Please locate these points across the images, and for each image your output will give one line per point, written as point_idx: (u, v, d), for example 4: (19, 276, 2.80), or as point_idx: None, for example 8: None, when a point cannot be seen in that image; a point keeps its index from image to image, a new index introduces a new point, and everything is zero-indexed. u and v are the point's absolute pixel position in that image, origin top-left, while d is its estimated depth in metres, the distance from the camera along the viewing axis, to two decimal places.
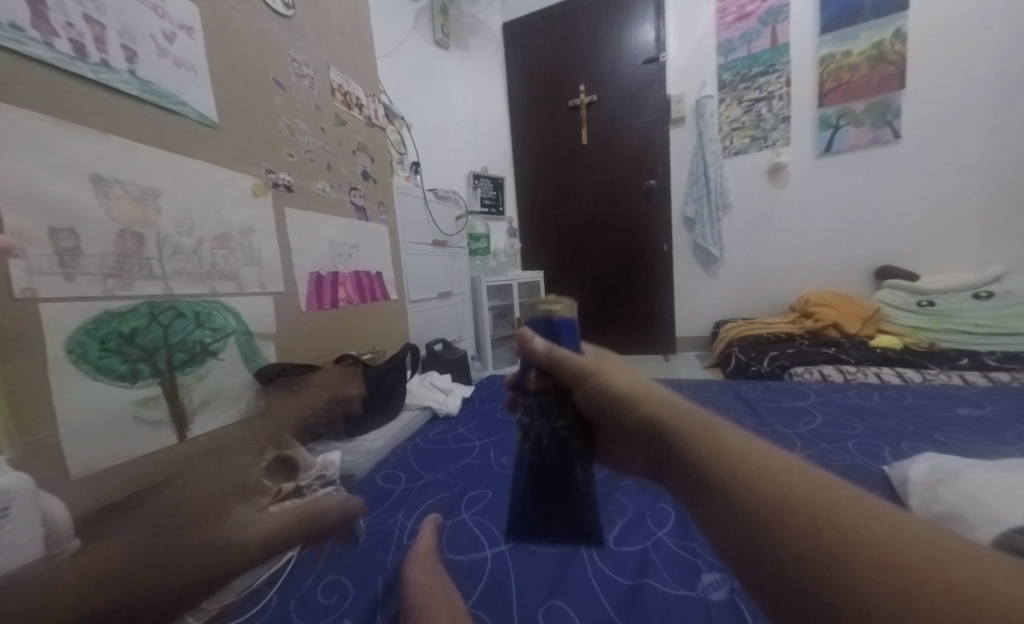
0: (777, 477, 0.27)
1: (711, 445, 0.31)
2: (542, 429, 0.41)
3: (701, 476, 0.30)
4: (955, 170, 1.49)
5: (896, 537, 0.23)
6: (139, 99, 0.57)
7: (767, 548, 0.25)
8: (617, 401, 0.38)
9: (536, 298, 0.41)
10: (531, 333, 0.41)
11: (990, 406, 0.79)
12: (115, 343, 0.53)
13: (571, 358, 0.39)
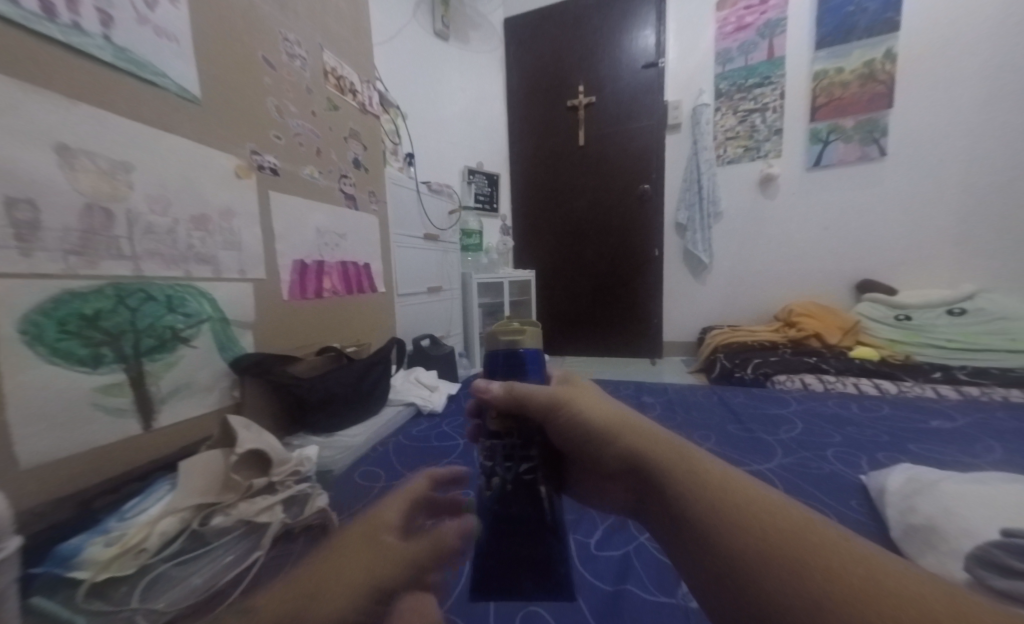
0: (759, 516, 0.25)
1: (693, 479, 0.29)
2: (504, 476, 0.35)
3: (681, 513, 0.28)
4: (938, 190, 1.52)
5: (890, 587, 0.20)
6: (114, 66, 0.54)
7: (751, 599, 0.23)
8: (593, 432, 0.35)
9: (498, 326, 0.38)
10: (492, 367, 0.37)
11: (962, 419, 0.81)
12: (76, 326, 0.50)
13: (534, 392, 0.35)
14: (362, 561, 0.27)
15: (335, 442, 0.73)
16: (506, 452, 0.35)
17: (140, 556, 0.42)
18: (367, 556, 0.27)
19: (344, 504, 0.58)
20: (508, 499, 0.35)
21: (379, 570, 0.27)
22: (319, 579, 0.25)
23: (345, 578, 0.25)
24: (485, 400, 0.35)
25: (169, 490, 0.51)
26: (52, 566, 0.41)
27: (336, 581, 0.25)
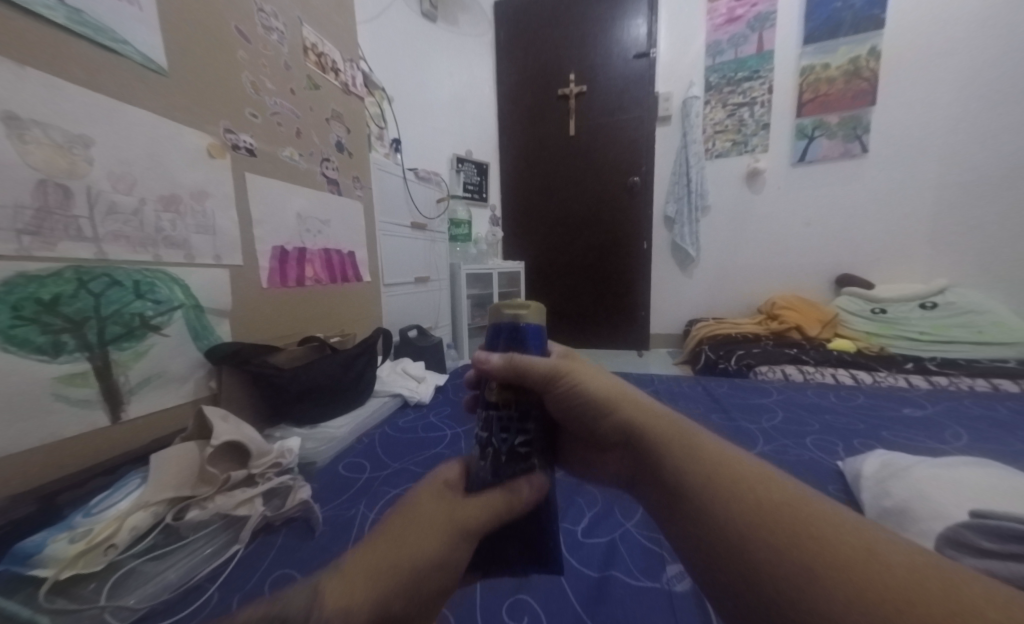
0: (754, 490, 0.26)
1: (690, 451, 0.29)
2: (497, 450, 0.32)
3: (675, 486, 0.28)
4: (916, 188, 1.56)
5: (875, 557, 0.21)
6: (68, 30, 0.50)
7: (739, 566, 0.24)
8: (592, 405, 0.35)
9: (502, 302, 0.34)
10: (492, 342, 0.34)
11: (931, 407, 0.84)
12: (32, 311, 0.47)
13: (536, 363, 0.32)
14: (429, 510, 0.31)
15: (318, 433, 0.71)
16: (502, 427, 0.32)
17: (109, 552, 0.40)
18: (432, 506, 0.31)
19: (327, 495, 0.56)
20: (501, 478, 0.32)
21: (443, 514, 0.30)
22: (394, 528, 0.30)
23: (417, 522, 0.30)
24: (484, 371, 0.33)
25: (140, 483, 0.49)
26: (11, 565, 0.38)
27: (408, 525, 0.30)
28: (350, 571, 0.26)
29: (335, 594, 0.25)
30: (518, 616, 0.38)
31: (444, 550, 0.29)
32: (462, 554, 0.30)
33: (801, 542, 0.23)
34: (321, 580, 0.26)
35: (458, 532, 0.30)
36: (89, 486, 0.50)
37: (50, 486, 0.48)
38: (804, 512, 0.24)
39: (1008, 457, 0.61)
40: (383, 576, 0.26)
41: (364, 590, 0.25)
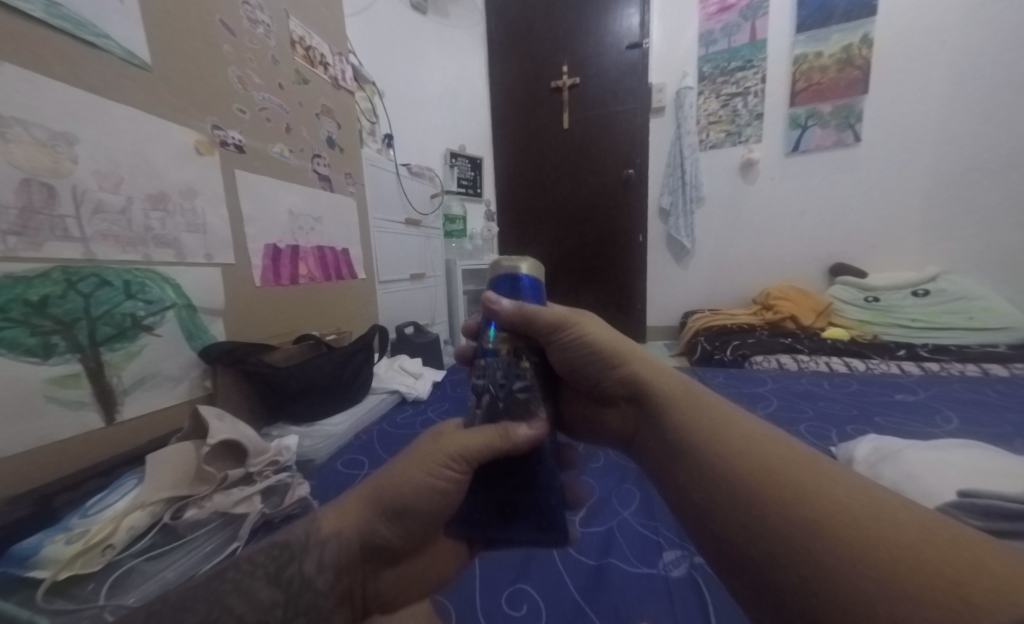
0: (762, 454, 0.30)
1: (705, 423, 0.34)
2: (498, 392, 0.37)
3: (692, 451, 0.33)
4: (908, 176, 1.56)
5: (865, 508, 0.25)
6: (47, 24, 0.49)
7: (744, 516, 0.28)
8: (604, 363, 0.42)
9: (500, 256, 0.39)
10: (494, 291, 0.39)
11: (923, 392, 0.85)
12: (20, 312, 0.47)
13: (538, 312, 0.38)
14: (413, 449, 0.37)
15: (316, 430, 0.71)
16: (502, 373, 0.37)
17: (107, 553, 0.40)
18: (416, 446, 0.37)
19: (326, 492, 0.56)
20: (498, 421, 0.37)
21: (421, 451, 0.36)
22: (385, 466, 0.38)
23: (400, 460, 0.37)
24: (494, 313, 0.38)
25: (137, 483, 0.48)
26: (8, 567, 0.38)
27: (393, 462, 0.37)
28: (347, 502, 0.36)
29: (331, 520, 0.34)
30: (517, 605, 0.39)
31: (421, 480, 0.35)
32: (443, 480, 0.35)
33: (797, 499, 0.27)
34: (324, 511, 0.35)
35: (436, 463, 0.35)
36: (85, 488, 0.49)
37: (47, 488, 0.48)
38: (807, 475, 0.28)
39: (997, 439, 0.62)
40: (370, 503, 0.35)
41: (354, 514, 0.35)
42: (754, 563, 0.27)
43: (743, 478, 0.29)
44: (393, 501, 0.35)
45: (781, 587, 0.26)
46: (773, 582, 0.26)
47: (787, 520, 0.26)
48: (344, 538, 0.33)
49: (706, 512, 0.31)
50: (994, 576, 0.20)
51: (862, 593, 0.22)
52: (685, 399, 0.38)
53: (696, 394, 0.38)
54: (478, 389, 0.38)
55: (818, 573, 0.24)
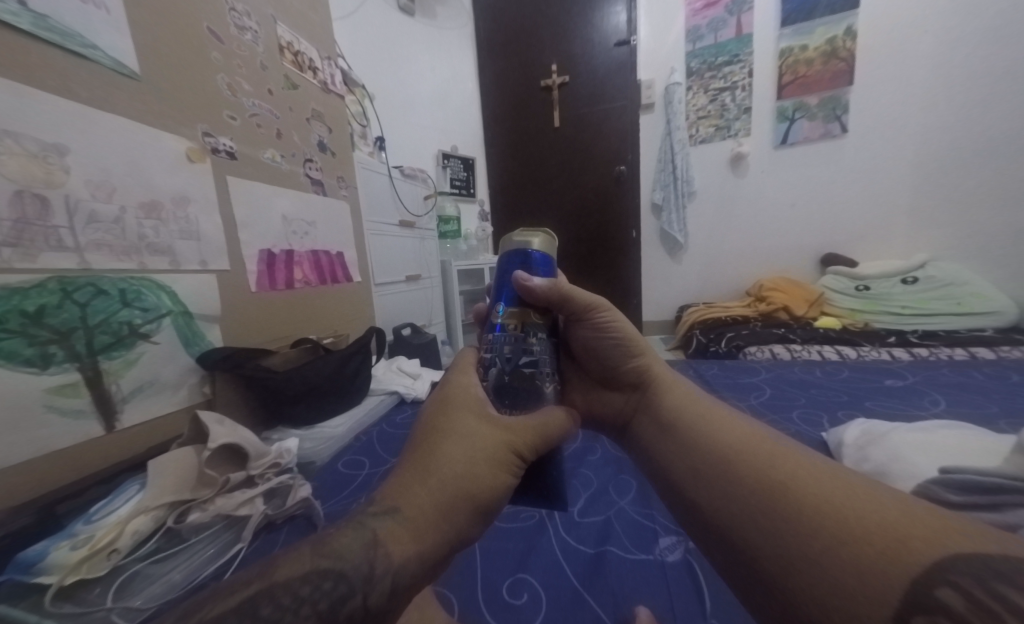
0: (736, 445, 0.33)
1: (696, 421, 0.38)
2: (503, 365, 0.37)
3: (684, 449, 0.37)
4: (893, 165, 1.59)
5: (824, 482, 0.28)
6: (34, 37, 0.49)
7: (722, 508, 0.31)
8: (626, 348, 0.44)
9: (513, 230, 0.42)
10: (505, 265, 0.41)
11: (912, 377, 0.87)
12: (17, 323, 0.47)
13: (580, 291, 0.42)
14: (480, 438, 0.33)
15: (315, 433, 0.72)
16: (512, 346, 0.38)
17: (112, 557, 0.41)
18: (480, 438, 0.34)
19: (328, 493, 0.57)
20: (503, 398, 0.37)
21: (494, 447, 0.34)
22: (444, 466, 0.32)
23: (471, 461, 0.32)
24: (528, 289, 0.39)
25: (140, 489, 0.49)
26: (13, 574, 0.38)
27: (459, 463, 0.32)
28: (412, 518, 0.29)
29: (404, 543, 0.28)
30: (518, 594, 0.40)
31: (501, 481, 0.33)
32: (516, 476, 0.35)
33: (759, 474, 0.30)
34: (381, 530, 0.28)
35: (511, 460, 0.34)
36: (88, 495, 0.50)
37: (50, 497, 0.48)
38: (772, 454, 0.32)
39: (982, 420, 0.64)
40: (448, 515, 0.30)
41: (433, 531, 0.29)
42: (730, 548, 0.30)
43: (715, 460, 0.34)
44: (477, 503, 0.31)
45: (744, 551, 0.29)
46: (736, 546, 0.29)
47: (757, 502, 0.29)
48: (425, 558, 0.28)
49: (685, 490, 0.35)
50: (925, 529, 0.24)
51: (812, 551, 0.26)
52: (680, 393, 0.42)
53: (691, 394, 0.42)
54: (485, 363, 0.39)
55: (777, 538, 0.27)
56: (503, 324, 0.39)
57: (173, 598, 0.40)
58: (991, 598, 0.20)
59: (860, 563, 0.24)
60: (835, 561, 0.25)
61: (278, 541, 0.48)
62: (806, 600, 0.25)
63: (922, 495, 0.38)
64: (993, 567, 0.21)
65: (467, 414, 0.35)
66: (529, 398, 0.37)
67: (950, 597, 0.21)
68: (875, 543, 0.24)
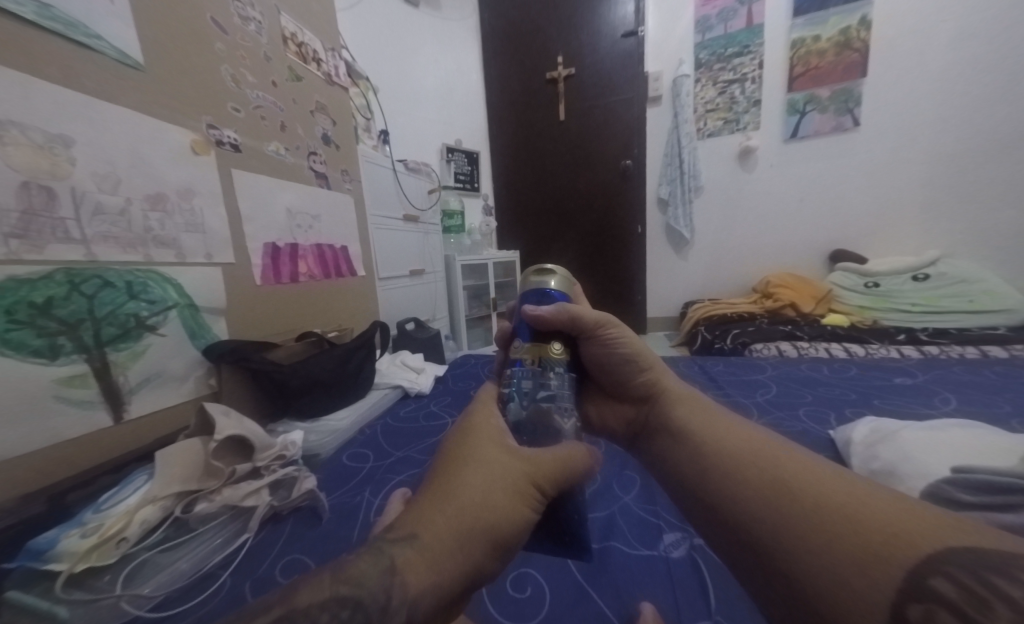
0: (741, 447, 0.33)
1: (704, 428, 0.38)
2: (521, 405, 0.37)
3: (692, 454, 0.37)
4: (906, 160, 1.56)
5: (826, 481, 0.28)
6: (38, 26, 0.49)
7: (726, 506, 0.31)
8: (634, 361, 0.45)
9: (530, 268, 0.44)
10: (522, 300, 0.43)
11: (922, 375, 0.86)
12: (25, 314, 0.47)
13: (588, 313, 0.42)
14: (498, 468, 0.33)
15: (321, 426, 0.72)
16: (529, 379, 0.38)
17: (121, 545, 0.41)
18: (500, 468, 0.33)
19: (332, 486, 0.57)
20: (522, 432, 0.36)
21: (513, 479, 0.33)
22: (462, 494, 0.31)
23: (490, 490, 0.31)
24: (537, 319, 0.40)
25: (148, 479, 0.49)
26: (25, 561, 0.39)
27: (478, 493, 0.31)
28: (429, 547, 0.28)
29: (421, 573, 0.27)
30: (521, 588, 0.40)
31: (520, 516, 0.32)
32: (535, 511, 0.34)
33: (765, 474, 0.30)
34: (399, 558, 0.27)
35: (530, 493, 0.33)
36: (97, 485, 0.51)
37: (60, 486, 0.49)
38: (779, 456, 0.31)
39: (993, 419, 0.63)
40: (464, 545, 0.29)
41: (450, 562, 0.28)
42: (734, 546, 0.30)
43: (721, 460, 0.33)
44: (494, 534, 0.30)
45: (750, 549, 0.28)
46: (741, 541, 0.29)
47: (760, 498, 0.29)
48: (441, 592, 0.28)
49: (692, 490, 0.34)
50: (926, 525, 0.24)
51: (812, 543, 0.25)
52: (689, 403, 0.42)
53: (700, 403, 0.42)
54: (503, 398, 0.39)
55: (779, 532, 0.27)
56: (521, 360, 0.39)
57: (181, 588, 0.41)
58: (984, 587, 0.20)
59: (861, 556, 0.24)
60: (831, 553, 0.24)
61: (283, 532, 0.48)
62: (808, 593, 0.24)
63: (934, 496, 0.37)
64: (987, 561, 0.21)
65: (487, 443, 0.34)
66: (547, 433, 0.37)
67: (944, 586, 0.21)
68: (875, 535, 0.24)
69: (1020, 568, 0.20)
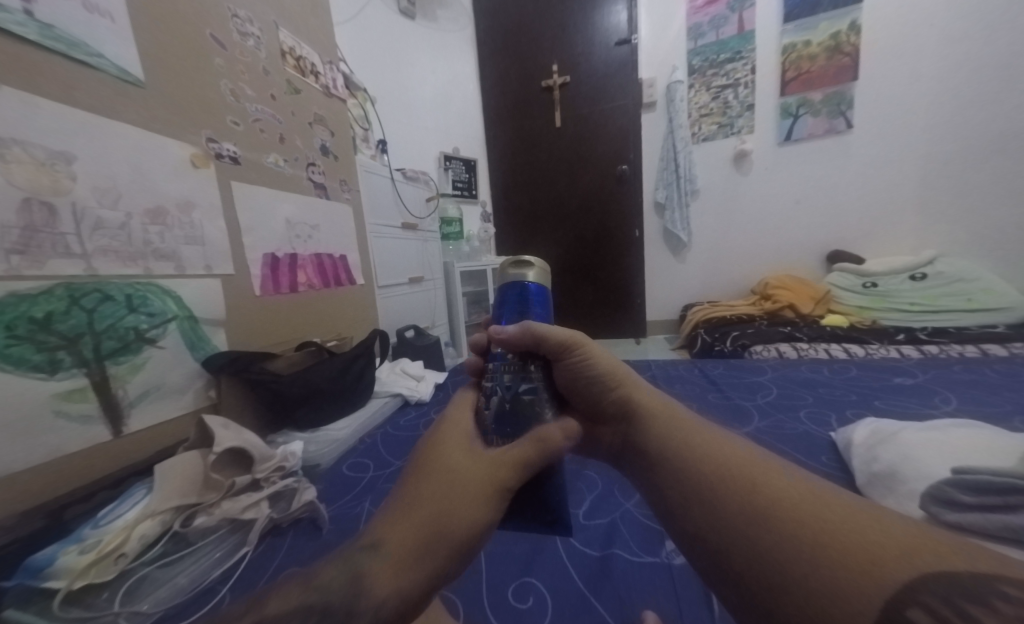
0: (722, 460, 0.33)
1: (683, 440, 0.37)
2: (504, 393, 0.39)
3: (670, 467, 0.36)
4: (899, 160, 1.57)
5: (803, 500, 0.28)
6: (41, 46, 0.49)
7: (708, 521, 0.31)
8: (604, 379, 0.44)
9: (507, 260, 0.44)
10: (505, 297, 0.43)
11: (922, 375, 0.86)
12: (26, 329, 0.48)
13: (555, 333, 0.41)
14: (462, 470, 0.33)
15: (321, 436, 0.72)
16: (509, 377, 0.39)
17: (120, 561, 0.41)
18: (463, 471, 0.33)
19: (333, 496, 0.57)
20: (506, 423, 0.38)
21: (473, 479, 0.33)
22: (428, 499, 0.31)
23: (453, 492, 0.32)
24: (504, 337, 0.40)
25: (146, 493, 0.49)
26: (23, 579, 0.39)
27: (441, 495, 0.32)
28: (394, 551, 0.28)
29: (387, 578, 0.27)
30: (525, 598, 0.39)
31: (483, 514, 0.32)
32: (501, 508, 0.34)
33: (745, 491, 0.30)
34: (366, 565, 0.28)
35: (494, 492, 0.33)
36: (96, 500, 0.50)
37: (58, 502, 0.49)
38: (756, 471, 0.31)
39: (994, 417, 0.63)
40: (430, 548, 0.29)
41: (416, 566, 0.28)
42: (717, 562, 0.29)
43: (702, 476, 0.33)
44: (459, 536, 0.30)
45: (733, 565, 0.28)
46: (723, 558, 0.29)
47: (742, 515, 0.29)
48: (410, 596, 0.27)
49: (673, 504, 0.34)
50: (898, 546, 0.24)
51: (793, 565, 0.25)
52: (663, 416, 0.41)
53: (674, 413, 0.41)
54: (486, 394, 0.40)
55: (761, 552, 0.27)
56: (504, 354, 0.41)
57: (181, 603, 0.40)
58: (958, 616, 0.20)
59: (837, 575, 0.24)
60: (814, 573, 0.24)
61: (285, 543, 0.48)
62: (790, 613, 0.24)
63: (934, 497, 0.37)
64: (961, 587, 0.21)
65: (452, 450, 0.35)
66: (530, 425, 0.38)
67: (920, 615, 0.21)
68: (854, 557, 0.24)
69: (996, 593, 0.21)
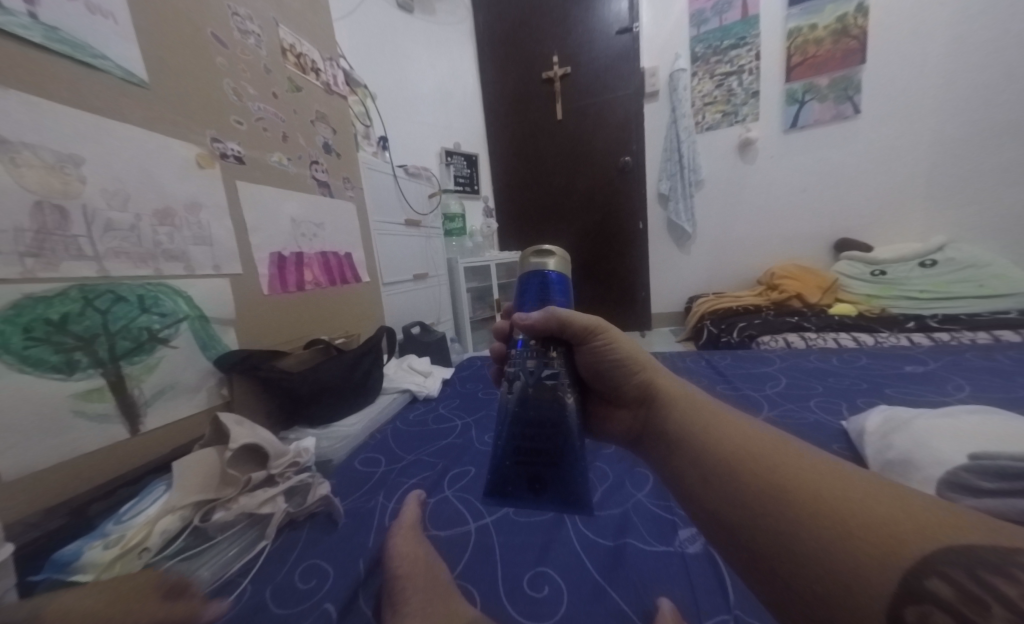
0: (742, 446, 0.34)
1: (703, 428, 0.38)
2: (527, 378, 0.39)
3: (692, 455, 0.37)
4: (909, 145, 1.54)
5: (821, 480, 0.29)
6: (46, 49, 0.50)
7: (730, 506, 0.32)
8: (625, 364, 0.46)
9: (529, 249, 0.44)
10: (526, 285, 0.44)
11: (934, 362, 0.85)
12: (42, 331, 0.48)
13: (575, 318, 0.43)
14: None
15: (332, 432, 0.73)
16: (532, 362, 0.40)
17: (143, 555, 0.42)
18: None
19: (346, 491, 0.57)
20: (529, 405, 0.39)
21: None
22: None
23: None
24: (528, 324, 0.41)
25: (166, 489, 0.50)
26: (51, 573, 0.40)
27: None
28: None
29: None
30: (540, 587, 0.40)
31: None
32: None
33: (765, 476, 0.31)
34: None
35: None
36: (117, 497, 0.51)
37: (81, 498, 0.50)
38: (776, 455, 0.32)
39: (1008, 403, 0.62)
40: None
41: None
42: (738, 545, 0.31)
43: (721, 462, 0.34)
44: None
45: (753, 547, 0.30)
46: (744, 542, 0.30)
47: (762, 499, 0.30)
48: None
49: (694, 491, 0.35)
50: (920, 522, 0.24)
51: (812, 545, 0.26)
52: (684, 404, 0.42)
53: (696, 402, 0.42)
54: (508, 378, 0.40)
55: (781, 533, 0.28)
56: (526, 341, 0.41)
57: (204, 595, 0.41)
58: (982, 589, 0.21)
59: (856, 552, 0.25)
60: (833, 552, 0.25)
61: (301, 537, 0.48)
62: (812, 591, 0.25)
63: (951, 483, 0.38)
64: (982, 558, 0.21)
65: None
66: (552, 410, 0.39)
67: (939, 586, 0.21)
68: (873, 535, 0.25)
69: (1017, 564, 0.21)
